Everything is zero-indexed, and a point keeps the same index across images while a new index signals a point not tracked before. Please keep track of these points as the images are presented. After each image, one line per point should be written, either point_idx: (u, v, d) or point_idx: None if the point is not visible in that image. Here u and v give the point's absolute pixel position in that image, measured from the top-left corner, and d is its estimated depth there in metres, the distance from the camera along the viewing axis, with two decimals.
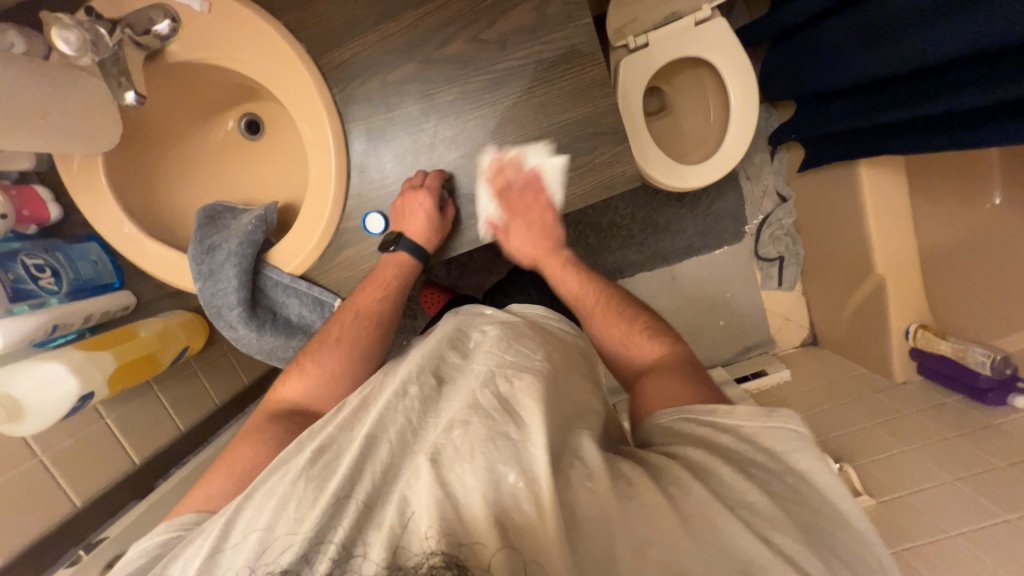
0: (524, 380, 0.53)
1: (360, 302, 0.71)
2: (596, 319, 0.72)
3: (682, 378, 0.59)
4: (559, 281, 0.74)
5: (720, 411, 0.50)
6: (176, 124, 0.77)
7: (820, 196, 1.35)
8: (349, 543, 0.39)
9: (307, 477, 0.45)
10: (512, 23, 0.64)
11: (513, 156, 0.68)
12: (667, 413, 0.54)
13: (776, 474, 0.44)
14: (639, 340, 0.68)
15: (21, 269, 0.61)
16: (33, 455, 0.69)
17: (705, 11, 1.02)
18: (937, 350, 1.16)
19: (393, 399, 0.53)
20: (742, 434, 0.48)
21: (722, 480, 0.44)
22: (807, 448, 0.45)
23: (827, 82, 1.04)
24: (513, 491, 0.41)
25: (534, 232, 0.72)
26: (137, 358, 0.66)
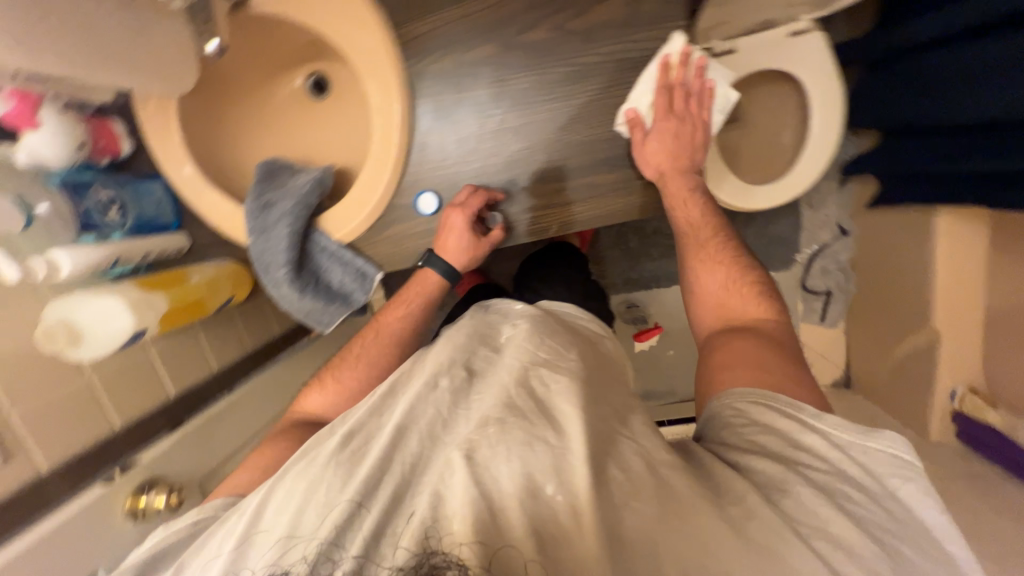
0: (560, 382, 0.53)
1: (384, 321, 0.74)
2: (698, 257, 0.65)
3: (778, 355, 0.55)
4: (677, 205, 0.65)
5: (806, 412, 0.47)
6: (248, 76, 0.77)
7: (885, 235, 1.27)
8: (378, 530, 0.41)
9: (336, 463, 0.47)
10: (601, 16, 0.61)
11: (700, 57, 0.62)
12: (739, 394, 0.51)
13: (867, 497, 0.42)
14: (745, 296, 0.62)
15: (93, 200, 0.66)
16: (83, 374, 0.74)
17: (802, 23, 0.96)
18: (985, 419, 1.04)
19: (424, 389, 0.54)
20: (830, 444, 0.45)
21: (801, 502, 0.41)
22: (908, 470, 0.42)
23: (920, 116, 0.96)
24: (551, 503, 0.41)
25: (677, 144, 0.63)
26: (187, 301, 0.68)
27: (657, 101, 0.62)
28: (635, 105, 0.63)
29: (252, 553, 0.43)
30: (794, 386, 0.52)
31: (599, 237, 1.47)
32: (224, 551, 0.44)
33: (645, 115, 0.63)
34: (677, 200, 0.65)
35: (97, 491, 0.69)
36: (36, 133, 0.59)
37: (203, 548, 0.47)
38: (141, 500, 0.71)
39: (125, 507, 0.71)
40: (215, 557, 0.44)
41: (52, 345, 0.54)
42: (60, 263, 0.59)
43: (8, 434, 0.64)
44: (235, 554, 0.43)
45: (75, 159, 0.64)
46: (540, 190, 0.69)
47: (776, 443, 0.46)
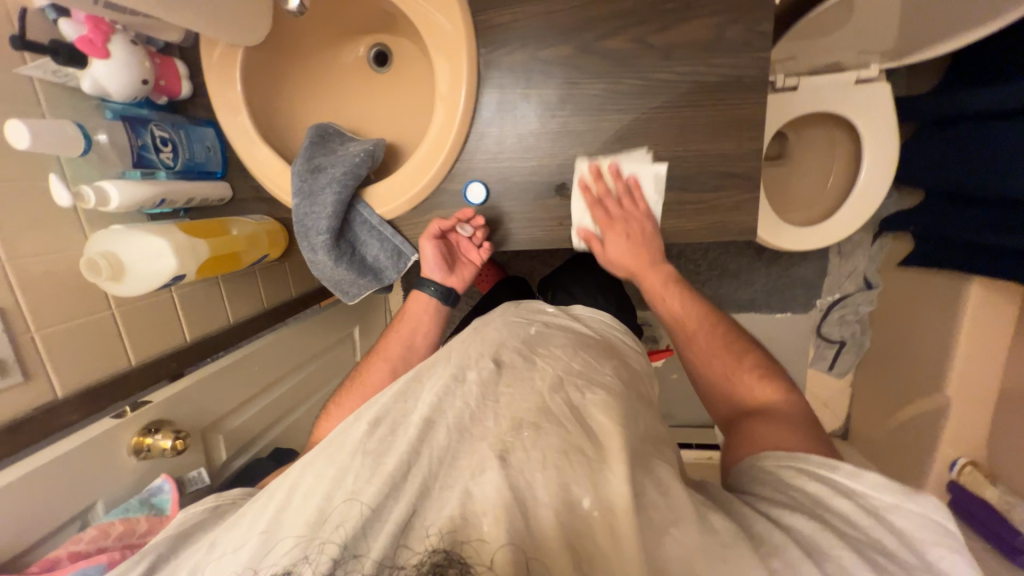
0: (596, 395, 0.55)
1: (390, 346, 0.76)
2: (692, 348, 0.68)
3: (792, 431, 0.56)
4: (659, 295, 0.69)
5: (840, 471, 0.48)
6: (314, 37, 0.77)
7: (910, 296, 1.26)
8: (407, 519, 0.42)
9: (364, 452, 0.47)
10: (684, 35, 0.60)
11: (610, 163, 0.66)
12: (774, 456, 0.52)
13: (910, 568, 0.40)
14: (748, 378, 0.64)
15: (149, 137, 0.64)
16: (108, 308, 0.73)
17: (870, 69, 0.95)
18: (982, 493, 1.06)
19: (452, 383, 0.55)
20: (867, 507, 0.44)
21: (839, 564, 0.39)
22: (948, 544, 0.41)
23: (972, 184, 0.95)
24: (588, 517, 0.43)
25: (639, 238, 0.66)
26: (227, 253, 0.68)
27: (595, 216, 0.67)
28: (581, 226, 0.69)
29: (279, 534, 0.42)
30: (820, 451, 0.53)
31: None
32: (255, 529, 0.44)
33: (592, 230, 0.68)
34: (657, 291, 0.69)
35: (107, 424, 0.70)
36: (105, 62, 0.59)
37: (231, 529, 0.47)
38: (146, 439, 0.73)
39: (131, 443, 0.72)
40: (245, 538, 0.44)
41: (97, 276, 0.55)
42: (110, 194, 0.59)
43: (31, 355, 0.64)
44: (266, 533, 0.43)
45: (137, 92, 0.64)
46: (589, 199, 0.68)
47: (810, 501, 0.46)
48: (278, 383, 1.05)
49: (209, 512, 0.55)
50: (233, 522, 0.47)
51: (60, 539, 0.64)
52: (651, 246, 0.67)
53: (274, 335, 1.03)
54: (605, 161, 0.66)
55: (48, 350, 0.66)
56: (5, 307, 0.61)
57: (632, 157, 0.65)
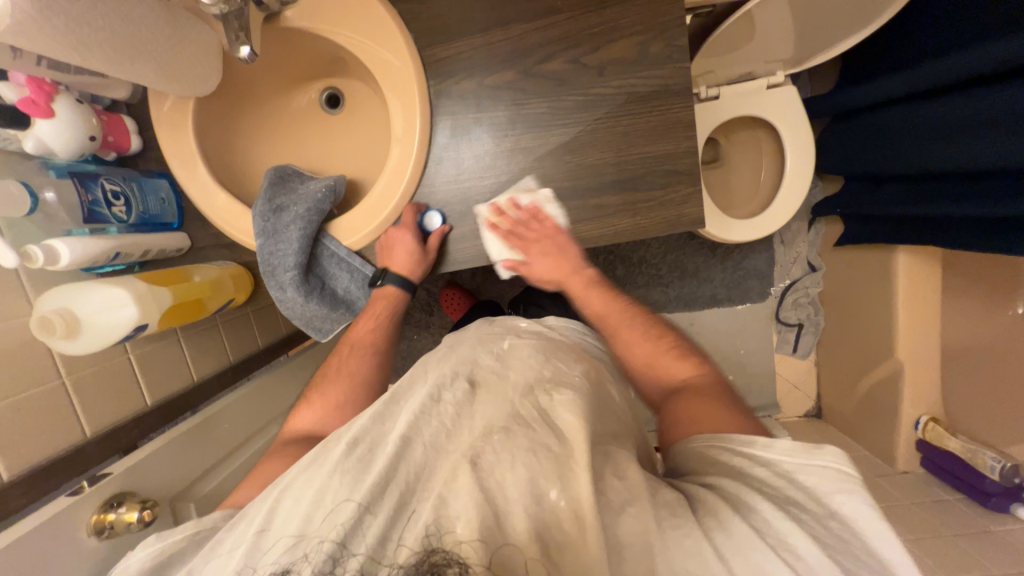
0: (563, 396, 0.57)
1: (357, 333, 0.79)
2: (620, 337, 0.73)
3: (718, 404, 0.60)
4: (586, 298, 0.75)
5: (757, 443, 0.49)
6: (265, 85, 0.79)
7: (850, 273, 1.37)
8: (384, 533, 0.43)
9: (343, 470, 0.49)
10: (613, 53, 0.67)
11: (514, 195, 0.71)
12: (701, 438, 0.55)
13: (816, 519, 0.43)
14: (666, 360, 0.70)
15: (99, 192, 0.62)
16: (58, 376, 0.69)
17: (778, 76, 1.08)
18: (946, 446, 1.17)
19: (427, 402, 0.56)
20: (777, 470, 0.47)
21: (758, 517, 0.43)
22: (846, 490, 0.43)
23: (883, 166, 1.08)
24: (555, 509, 0.43)
25: (556, 258, 0.73)
26: (189, 301, 0.66)
27: (513, 245, 0.72)
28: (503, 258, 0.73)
29: (260, 553, 0.44)
30: (742, 424, 0.56)
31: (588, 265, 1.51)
32: (233, 556, 0.45)
33: (514, 259, 0.73)
34: (585, 296, 0.75)
35: (63, 502, 0.65)
36: (50, 121, 0.59)
37: (211, 558, 0.46)
38: (109, 515, 0.67)
39: (91, 521, 0.66)
40: (223, 566, 0.44)
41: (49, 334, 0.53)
42: (60, 252, 0.57)
43: None
44: (243, 560, 0.43)
45: (85, 149, 0.63)
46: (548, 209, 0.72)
47: (735, 466, 0.50)
48: (245, 446, 0.98)
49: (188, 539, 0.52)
50: (211, 553, 0.47)
51: None
52: (567, 260, 0.73)
53: (234, 397, 0.97)
54: (523, 195, 0.71)
55: None
56: None
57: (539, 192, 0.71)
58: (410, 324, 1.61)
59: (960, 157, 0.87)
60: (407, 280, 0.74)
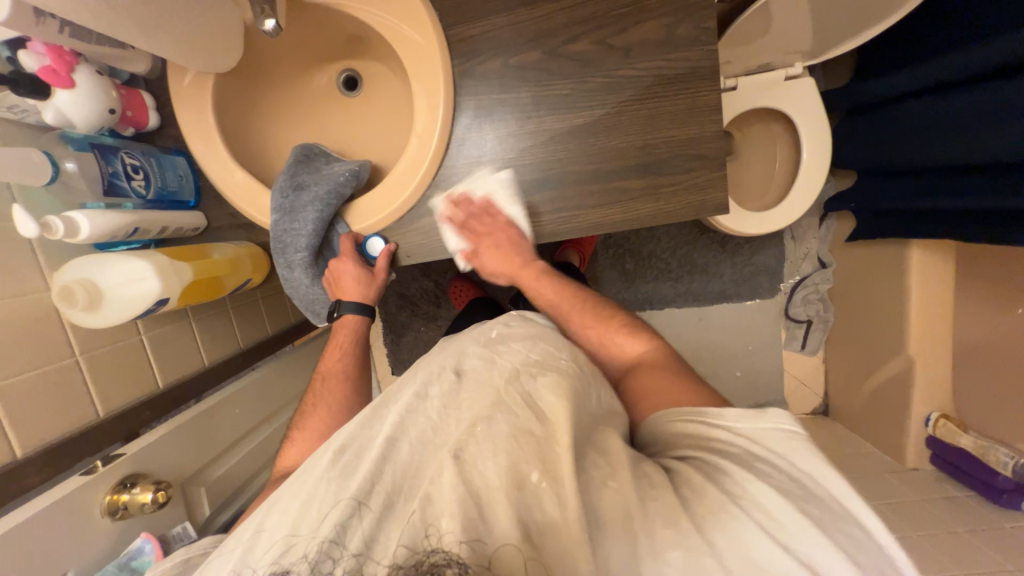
0: (547, 379, 0.59)
1: (328, 363, 0.81)
2: (576, 319, 0.81)
3: (678, 378, 0.68)
4: (538, 288, 0.82)
5: (711, 414, 0.58)
6: (283, 64, 0.77)
7: (862, 269, 1.37)
8: (370, 536, 0.44)
9: (327, 477, 0.50)
10: (641, 35, 0.66)
11: (462, 194, 0.72)
12: (659, 415, 0.63)
13: (784, 474, 0.50)
14: (619, 340, 0.78)
15: (119, 165, 0.61)
16: (72, 354, 0.68)
17: (797, 68, 1.08)
18: (958, 443, 1.16)
19: (414, 400, 0.57)
20: (739, 433, 0.55)
21: (733, 480, 0.49)
22: (797, 441, 0.52)
23: (897, 160, 1.08)
24: (537, 489, 0.45)
25: (507, 246, 0.77)
26: (206, 279, 0.65)
27: (465, 237, 0.75)
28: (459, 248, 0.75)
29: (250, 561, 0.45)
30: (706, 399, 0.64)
31: (596, 258, 1.51)
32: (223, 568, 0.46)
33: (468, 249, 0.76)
34: (535, 286, 0.82)
35: (76, 481, 0.64)
36: (69, 92, 0.58)
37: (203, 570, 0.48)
38: (122, 496, 0.66)
39: (104, 501, 0.65)
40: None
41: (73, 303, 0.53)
42: (79, 223, 0.56)
43: None
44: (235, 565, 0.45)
45: (104, 123, 0.62)
46: (570, 192, 0.72)
47: (703, 431, 0.57)
48: (251, 436, 0.96)
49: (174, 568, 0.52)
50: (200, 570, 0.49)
51: None
52: (519, 251, 0.77)
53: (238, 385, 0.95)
54: (473, 191, 0.72)
55: (4, 405, 0.59)
56: None
57: (490, 181, 0.71)
58: (417, 316, 1.60)
59: (979, 149, 0.87)
60: (364, 306, 0.77)
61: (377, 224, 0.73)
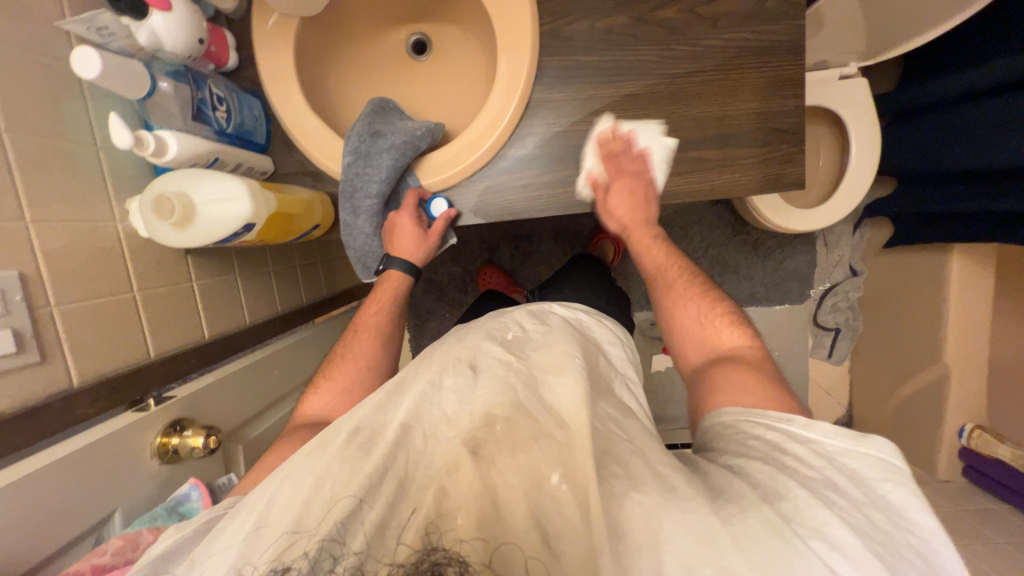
0: (566, 385, 0.54)
1: (364, 316, 0.77)
2: (675, 295, 0.73)
3: (761, 376, 0.60)
4: (647, 251, 0.75)
5: (794, 422, 0.51)
6: (361, 20, 0.77)
7: (896, 278, 1.37)
8: (383, 520, 0.43)
9: (343, 457, 0.48)
10: (729, 6, 0.67)
11: (627, 130, 0.70)
12: (732, 411, 0.55)
13: (857, 503, 0.43)
14: (717, 329, 0.69)
15: (207, 93, 0.62)
16: (130, 289, 0.65)
17: (852, 68, 1.08)
18: (994, 454, 1.15)
19: (429, 389, 0.55)
20: (822, 453, 0.47)
21: (797, 504, 0.42)
22: (892, 476, 0.44)
23: (943, 164, 1.09)
24: (555, 490, 0.44)
25: (636, 196, 0.72)
26: (280, 218, 0.65)
27: (605, 165, 0.72)
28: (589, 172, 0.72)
29: (257, 547, 0.42)
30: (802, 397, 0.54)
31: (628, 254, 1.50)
32: (234, 544, 0.43)
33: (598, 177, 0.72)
34: (644, 248, 0.75)
35: (128, 418, 0.61)
36: (164, 14, 0.57)
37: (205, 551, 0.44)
38: (172, 439, 0.64)
39: (155, 443, 0.63)
40: (219, 558, 0.42)
41: (169, 214, 0.56)
42: (167, 140, 0.56)
43: (50, 335, 0.55)
44: (244, 548, 0.42)
45: (192, 53, 0.61)
46: (646, 158, 0.71)
47: (773, 442, 0.49)
48: (281, 403, 0.92)
49: (197, 529, 0.47)
50: (212, 537, 0.45)
51: (72, 556, 0.54)
52: (645, 205, 0.73)
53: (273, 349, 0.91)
54: (626, 125, 0.71)
55: (66, 330, 0.56)
56: (25, 271, 0.53)
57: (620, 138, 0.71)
58: (443, 302, 1.58)
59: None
60: (413, 265, 0.75)
61: (448, 178, 0.72)
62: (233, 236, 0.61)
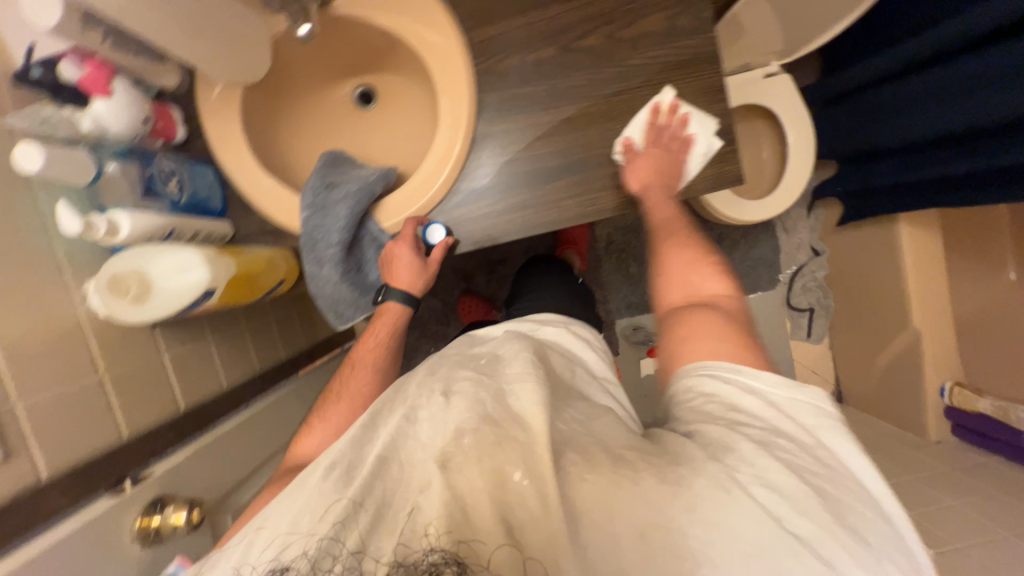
0: (524, 388, 0.56)
1: (361, 351, 0.77)
2: (667, 250, 0.73)
3: (722, 321, 0.62)
4: (658, 209, 0.73)
5: (745, 373, 0.55)
6: (305, 80, 0.80)
7: (855, 252, 1.43)
8: (362, 544, 0.43)
9: (320, 489, 0.49)
10: (645, 27, 0.72)
11: (686, 111, 0.73)
12: (690, 366, 0.59)
13: (797, 449, 0.49)
14: (702, 277, 0.70)
15: (156, 169, 0.65)
16: (95, 373, 0.64)
17: (774, 66, 1.16)
18: (975, 409, 1.19)
19: (402, 423, 0.55)
20: (770, 402, 0.53)
21: (743, 455, 0.47)
22: (826, 421, 0.52)
23: (875, 142, 1.16)
24: (518, 488, 0.45)
25: (664, 168, 0.73)
26: (241, 278, 0.66)
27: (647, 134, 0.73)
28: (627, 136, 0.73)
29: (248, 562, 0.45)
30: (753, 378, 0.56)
31: (600, 264, 1.54)
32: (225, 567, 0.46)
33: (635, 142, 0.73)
34: (658, 212, 0.73)
35: (102, 505, 0.59)
36: (107, 101, 0.58)
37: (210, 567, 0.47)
38: (153, 519, 0.61)
39: (135, 527, 0.61)
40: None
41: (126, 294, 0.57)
42: (121, 221, 0.56)
43: (15, 433, 0.54)
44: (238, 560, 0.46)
45: (137, 132, 0.63)
46: (594, 174, 0.75)
47: (734, 395, 0.54)
48: (273, 459, 0.90)
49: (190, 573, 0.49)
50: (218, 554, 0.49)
51: None
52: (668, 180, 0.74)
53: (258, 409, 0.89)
54: (686, 107, 0.73)
55: (32, 425, 0.55)
56: None
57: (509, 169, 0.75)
58: (426, 337, 1.58)
59: (971, 112, 0.90)
60: (411, 295, 0.76)
61: (405, 220, 0.74)
62: (194, 305, 0.62)
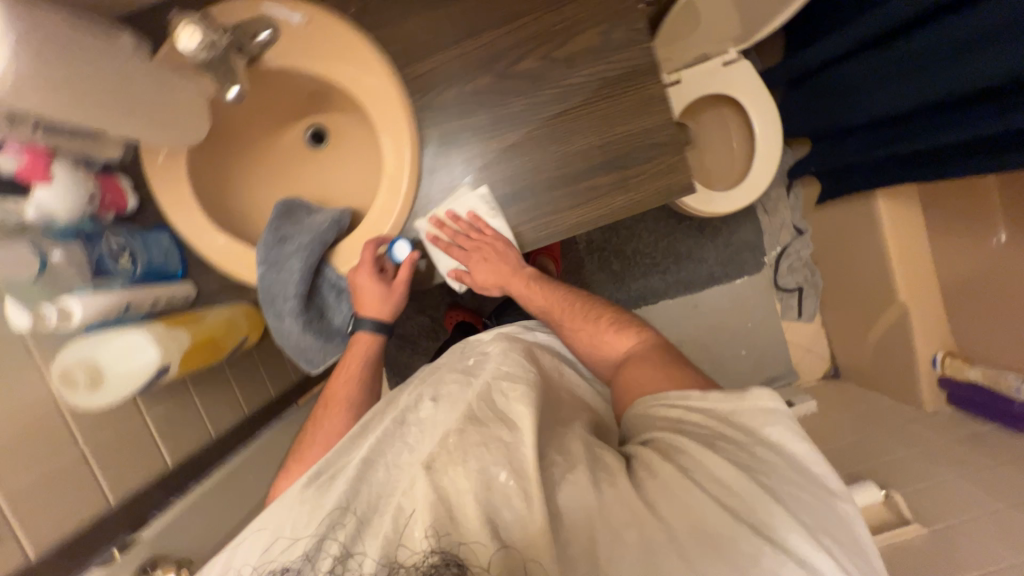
0: (515, 391, 0.61)
1: (334, 389, 0.78)
2: (571, 322, 0.80)
3: (656, 366, 0.67)
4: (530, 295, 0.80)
5: (692, 397, 0.58)
6: (252, 130, 0.81)
7: (838, 228, 1.41)
8: (349, 546, 0.48)
9: (304, 499, 0.54)
10: (579, 45, 0.71)
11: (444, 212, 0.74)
12: (641, 403, 0.62)
13: (746, 451, 0.51)
14: (610, 338, 0.76)
15: (105, 247, 0.65)
16: (76, 446, 0.66)
17: (732, 53, 1.14)
18: (967, 378, 1.18)
19: (392, 428, 0.60)
20: (717, 412, 0.55)
21: (694, 458, 0.51)
22: (780, 419, 0.53)
23: (844, 119, 1.14)
24: (505, 487, 0.48)
25: (496, 262, 0.76)
26: (201, 343, 0.70)
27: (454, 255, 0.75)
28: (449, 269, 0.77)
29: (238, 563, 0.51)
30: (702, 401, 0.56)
31: (583, 264, 1.53)
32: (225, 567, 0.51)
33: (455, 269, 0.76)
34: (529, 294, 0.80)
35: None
36: (48, 187, 0.59)
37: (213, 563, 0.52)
38: None
39: None
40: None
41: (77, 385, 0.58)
42: (72, 308, 0.58)
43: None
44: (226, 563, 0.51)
45: (84, 211, 0.64)
46: (546, 199, 0.74)
47: (684, 414, 0.57)
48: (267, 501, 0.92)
49: None
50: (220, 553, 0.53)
51: None
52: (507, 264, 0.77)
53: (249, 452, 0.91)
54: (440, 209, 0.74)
55: (13, 509, 0.58)
56: None
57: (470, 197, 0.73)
58: (419, 354, 1.59)
59: (934, 83, 0.88)
60: (382, 320, 0.76)
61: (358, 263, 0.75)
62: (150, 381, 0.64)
